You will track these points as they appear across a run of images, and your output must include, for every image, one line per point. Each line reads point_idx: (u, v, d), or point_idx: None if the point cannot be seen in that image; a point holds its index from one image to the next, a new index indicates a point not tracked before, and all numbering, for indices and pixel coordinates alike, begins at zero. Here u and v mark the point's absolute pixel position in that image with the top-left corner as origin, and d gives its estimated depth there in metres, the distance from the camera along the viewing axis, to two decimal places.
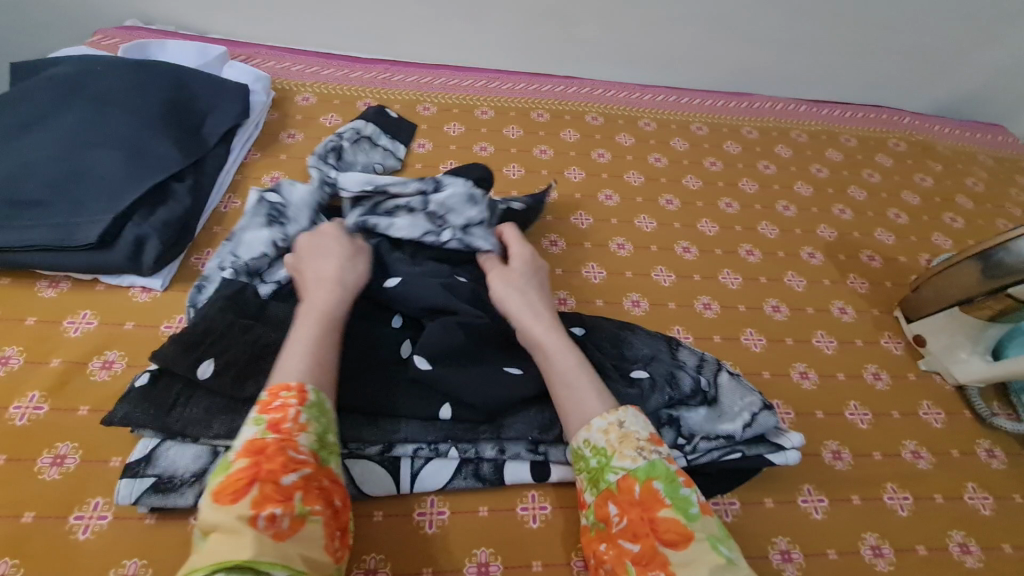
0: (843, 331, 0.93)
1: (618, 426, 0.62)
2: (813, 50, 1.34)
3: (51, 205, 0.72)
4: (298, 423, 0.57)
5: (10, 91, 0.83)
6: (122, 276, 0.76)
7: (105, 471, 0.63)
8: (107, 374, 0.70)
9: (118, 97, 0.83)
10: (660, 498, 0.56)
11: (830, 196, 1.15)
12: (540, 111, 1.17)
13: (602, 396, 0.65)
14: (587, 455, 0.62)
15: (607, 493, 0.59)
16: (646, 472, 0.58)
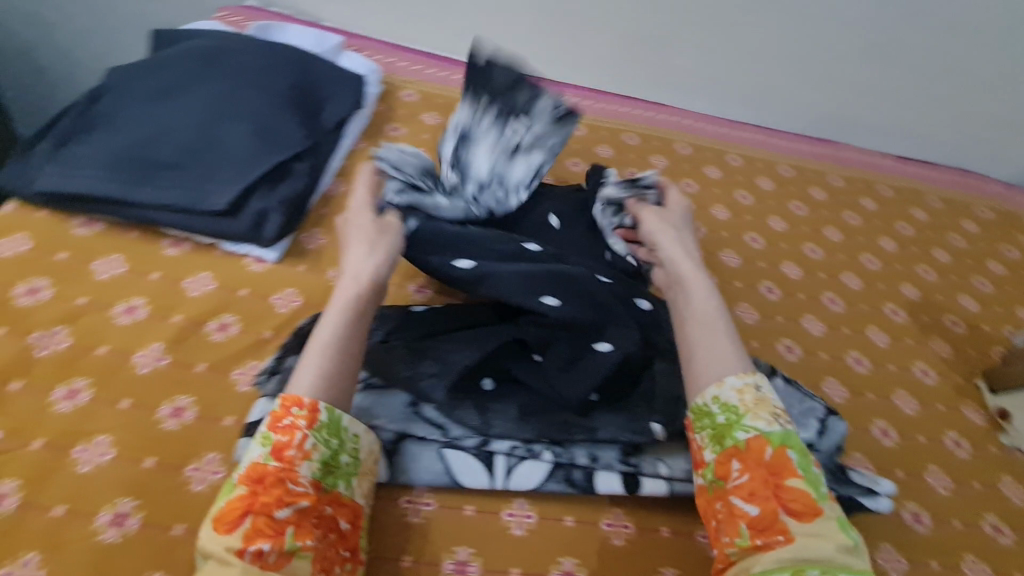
0: (978, 435, 0.80)
1: (755, 389, 0.56)
2: (943, 106, 1.26)
3: (185, 172, 0.75)
4: (301, 450, 0.51)
5: (156, 57, 0.85)
6: (244, 242, 0.75)
7: (220, 429, 0.60)
8: (222, 337, 0.67)
9: (249, 74, 0.85)
10: (794, 469, 0.52)
11: (955, 278, 1.02)
12: (632, 133, 1.11)
13: (739, 353, 0.60)
14: (714, 411, 0.56)
15: (731, 450, 0.54)
16: (781, 439, 0.53)
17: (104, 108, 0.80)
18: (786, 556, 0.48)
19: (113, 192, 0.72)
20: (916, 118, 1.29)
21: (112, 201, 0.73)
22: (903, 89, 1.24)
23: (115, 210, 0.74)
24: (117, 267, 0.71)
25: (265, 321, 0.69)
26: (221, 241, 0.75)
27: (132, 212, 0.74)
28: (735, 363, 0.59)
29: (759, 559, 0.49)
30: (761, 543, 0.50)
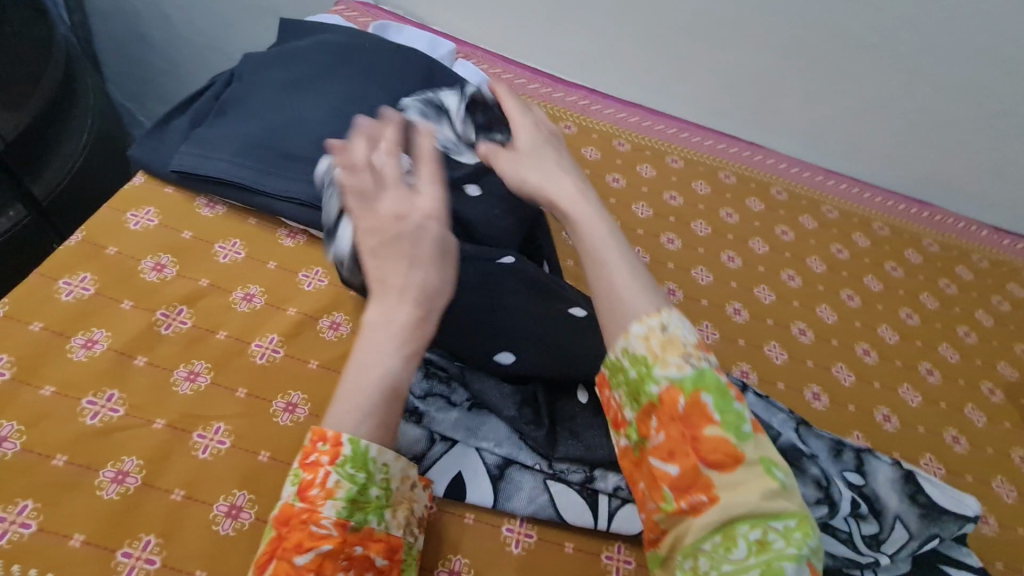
0: (1007, 513, 0.76)
1: (660, 331, 0.47)
2: (1004, 164, 1.21)
3: (314, 165, 0.73)
4: (324, 488, 0.45)
5: (284, 48, 0.85)
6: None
7: (231, 399, 0.59)
8: (246, 306, 0.66)
9: (384, 75, 0.83)
10: (709, 414, 0.44)
11: (997, 344, 0.98)
12: (675, 157, 1.09)
13: (655, 291, 0.50)
14: (624, 365, 0.48)
15: (647, 409, 0.46)
16: (693, 382, 0.45)
17: (239, 89, 0.78)
18: (712, 517, 0.42)
19: (239, 173, 0.71)
20: (975, 175, 1.24)
21: (242, 183, 0.71)
22: (964, 143, 1.19)
23: (239, 193, 0.72)
24: (150, 219, 0.69)
25: (289, 296, 0.68)
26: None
27: (261, 200, 0.72)
28: (654, 304, 0.48)
29: (688, 528, 0.43)
30: (686, 507, 0.43)
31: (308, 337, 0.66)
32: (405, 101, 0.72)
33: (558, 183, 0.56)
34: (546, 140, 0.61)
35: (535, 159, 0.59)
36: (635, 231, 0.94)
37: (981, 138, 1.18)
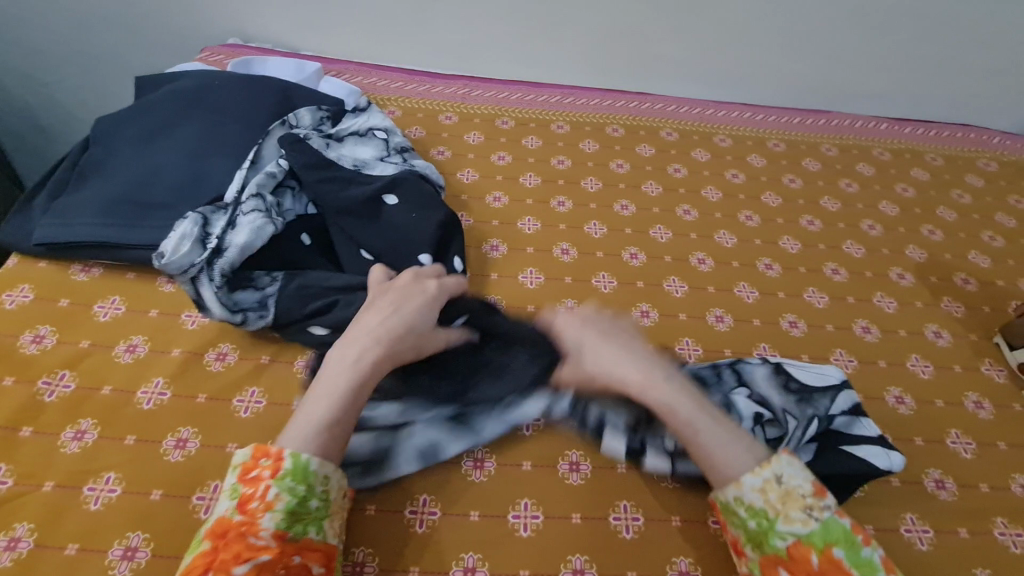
0: (923, 388, 0.76)
1: (775, 483, 0.54)
2: (892, 56, 1.21)
3: (176, 210, 0.74)
4: (265, 500, 0.50)
5: (137, 103, 0.85)
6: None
7: (120, 448, 0.60)
8: (129, 357, 0.67)
9: (237, 108, 0.84)
10: (845, 568, 0.50)
11: (903, 231, 0.98)
12: (561, 123, 1.10)
13: (749, 445, 0.57)
14: (742, 514, 0.55)
15: (774, 557, 0.53)
16: (821, 537, 0.51)
17: (96, 153, 0.79)
18: None
19: (100, 232, 0.72)
20: (866, 73, 1.24)
21: (106, 242, 0.72)
22: (846, 44, 1.20)
23: (108, 251, 0.73)
24: (25, 296, 0.71)
25: (172, 339, 0.69)
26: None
27: (131, 254, 0.73)
28: (749, 455, 0.56)
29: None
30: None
31: (194, 373, 0.67)
32: (268, 143, 0.79)
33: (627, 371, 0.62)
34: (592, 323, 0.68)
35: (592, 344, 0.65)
36: (525, 202, 0.95)
37: (861, 37, 1.18)
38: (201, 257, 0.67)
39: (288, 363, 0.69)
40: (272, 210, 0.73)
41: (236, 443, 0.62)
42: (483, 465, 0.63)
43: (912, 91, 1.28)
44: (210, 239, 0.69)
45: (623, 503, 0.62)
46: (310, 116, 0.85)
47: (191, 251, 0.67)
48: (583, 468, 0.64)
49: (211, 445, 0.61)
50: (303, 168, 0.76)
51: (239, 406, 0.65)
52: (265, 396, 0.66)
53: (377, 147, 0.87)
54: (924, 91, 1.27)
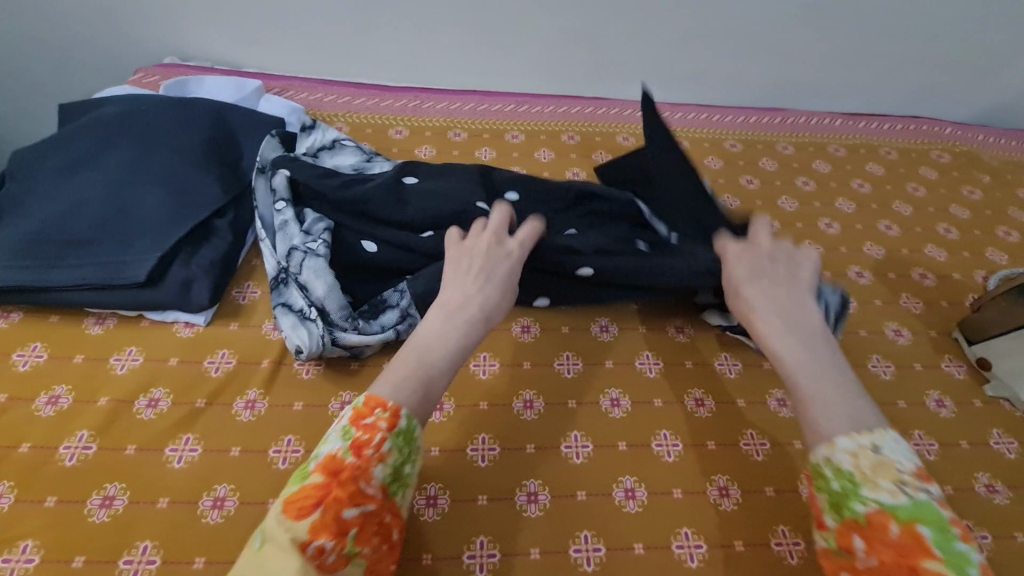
0: (885, 390, 0.76)
1: (871, 451, 0.47)
2: (843, 52, 1.22)
3: (102, 246, 0.70)
4: (380, 452, 0.48)
5: (57, 133, 0.81)
6: (168, 310, 0.71)
7: (39, 512, 0.56)
8: (51, 410, 0.63)
9: (166, 134, 0.80)
10: (929, 549, 0.43)
11: (860, 228, 0.98)
12: (515, 132, 1.08)
13: (859, 409, 0.50)
14: (826, 475, 0.48)
15: (851, 523, 0.46)
16: (910, 512, 0.44)
17: (13, 190, 0.75)
18: None
19: (15, 275, 0.67)
20: (819, 69, 1.24)
21: (23, 286, 0.67)
22: (797, 43, 1.20)
23: (26, 295, 0.68)
24: None
25: (99, 387, 0.65)
26: (145, 312, 0.71)
27: (53, 296, 0.68)
28: (854, 417, 0.49)
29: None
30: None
31: (123, 423, 0.62)
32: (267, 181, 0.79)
33: (761, 300, 0.58)
34: (749, 253, 0.62)
35: (739, 285, 0.60)
36: None
37: (812, 34, 1.18)
38: (322, 325, 0.67)
39: (226, 406, 0.65)
40: (312, 247, 0.72)
41: (168, 498, 0.58)
42: (436, 502, 0.61)
43: (865, 86, 1.28)
44: (307, 311, 0.69)
45: (583, 534, 0.60)
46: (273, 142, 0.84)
47: (306, 329, 0.67)
48: (541, 499, 0.62)
49: (141, 501, 0.57)
50: (312, 183, 0.76)
51: (172, 456, 0.60)
52: (200, 443, 0.62)
53: (355, 154, 0.86)
54: (877, 85, 1.28)
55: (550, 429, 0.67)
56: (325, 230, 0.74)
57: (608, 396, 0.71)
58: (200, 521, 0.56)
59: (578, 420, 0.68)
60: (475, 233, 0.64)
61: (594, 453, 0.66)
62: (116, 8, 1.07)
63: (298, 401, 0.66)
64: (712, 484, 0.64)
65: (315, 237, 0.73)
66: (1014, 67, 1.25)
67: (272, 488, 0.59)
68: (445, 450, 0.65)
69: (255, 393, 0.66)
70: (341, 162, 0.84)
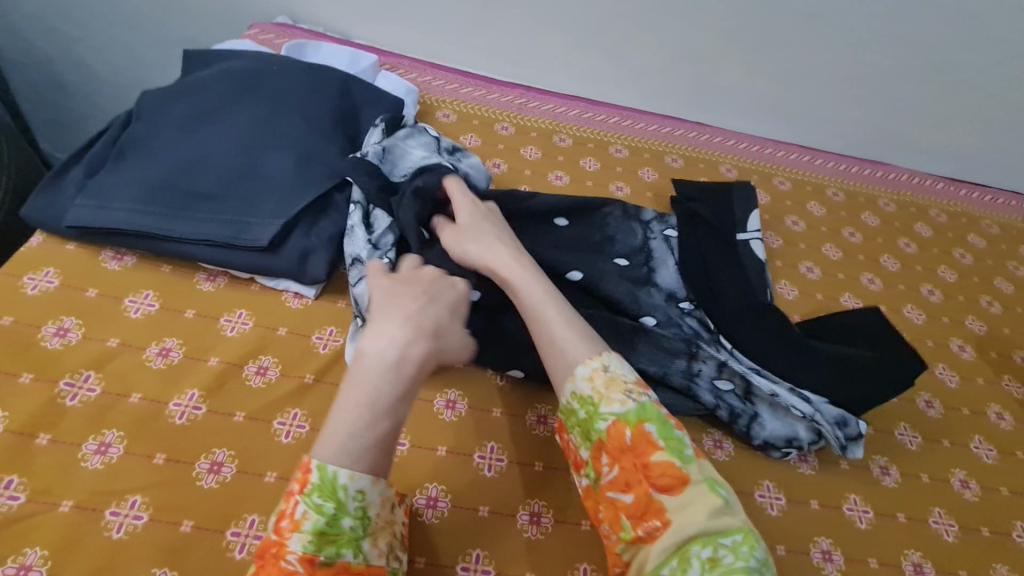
0: (988, 474, 0.73)
1: (603, 370, 0.55)
2: (955, 115, 1.19)
3: (224, 205, 0.68)
4: (294, 520, 0.45)
5: (183, 81, 0.79)
6: (281, 278, 0.69)
7: (148, 467, 0.54)
8: (162, 363, 0.61)
9: (292, 98, 0.78)
10: (653, 441, 0.52)
11: (962, 299, 0.95)
12: (619, 146, 1.06)
13: (590, 332, 0.58)
14: (574, 407, 0.55)
15: (598, 443, 0.54)
16: (636, 416, 0.53)
17: (138, 131, 0.73)
18: (669, 543, 0.48)
19: (140, 220, 0.66)
20: (927, 126, 1.21)
21: (145, 232, 0.66)
22: (908, 102, 1.17)
23: (146, 242, 0.67)
24: (50, 281, 0.65)
25: (210, 347, 0.63)
26: (257, 277, 0.69)
27: (171, 247, 0.67)
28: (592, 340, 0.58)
29: (648, 555, 0.49)
30: (643, 534, 0.50)
31: (231, 388, 0.61)
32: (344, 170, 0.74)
33: (496, 251, 0.63)
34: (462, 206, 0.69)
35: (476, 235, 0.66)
36: None
37: (931, 91, 1.15)
38: None
39: (333, 385, 0.63)
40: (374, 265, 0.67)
41: (276, 472, 0.56)
42: (540, 521, 0.59)
43: (970, 153, 1.25)
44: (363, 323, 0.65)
45: None
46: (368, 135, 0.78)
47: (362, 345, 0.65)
48: None
49: (249, 472, 0.56)
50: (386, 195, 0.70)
51: (280, 430, 0.59)
52: (308, 420, 0.60)
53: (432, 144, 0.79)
54: (982, 154, 1.25)
55: None
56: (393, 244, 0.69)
57: (711, 437, 0.68)
58: None
59: None
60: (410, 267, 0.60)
61: None
62: None
63: None
64: (816, 545, 0.63)
65: (382, 253, 0.68)
66: None
67: None
68: (547, 467, 0.63)
69: None
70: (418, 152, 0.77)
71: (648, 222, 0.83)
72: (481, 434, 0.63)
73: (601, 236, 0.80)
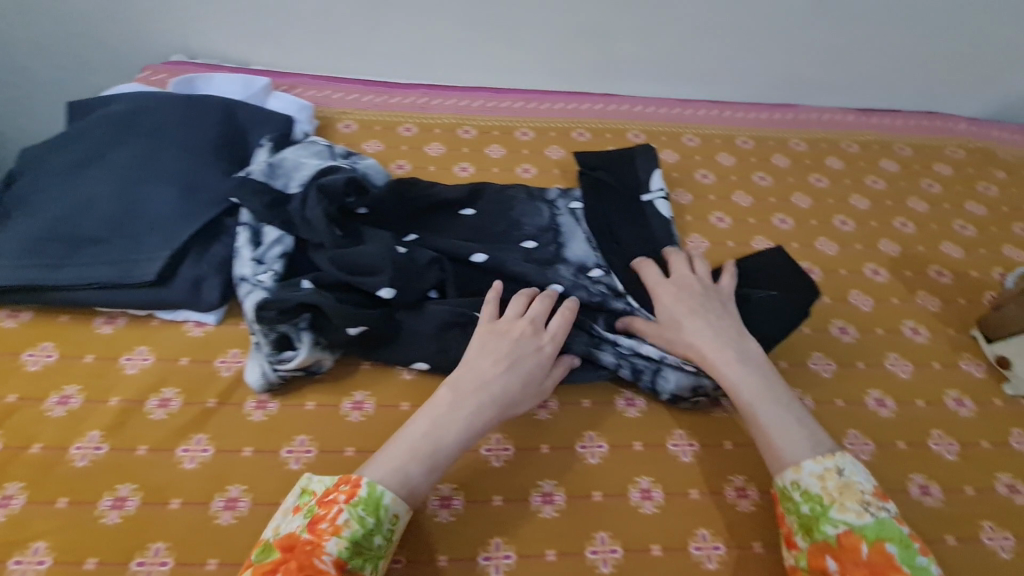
0: (980, 388, 0.75)
1: (837, 474, 0.56)
2: (913, 55, 1.19)
3: (109, 246, 0.69)
4: (334, 525, 0.50)
5: (66, 131, 0.81)
6: (179, 310, 0.70)
7: (166, 514, 0.56)
8: (163, 413, 0.63)
9: (174, 131, 0.79)
10: (895, 564, 0.51)
11: (935, 227, 0.98)
12: (582, 130, 1.08)
13: (815, 436, 0.60)
14: (796, 498, 0.57)
15: (823, 544, 0.54)
16: (875, 532, 0.53)
17: (25, 186, 0.75)
18: None
19: (29, 274, 0.67)
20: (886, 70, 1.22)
21: (34, 283, 0.67)
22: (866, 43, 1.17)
23: (33, 295, 0.68)
24: (48, 354, 0.67)
25: (205, 388, 0.65)
26: (155, 312, 0.70)
27: (62, 296, 0.68)
28: (810, 444, 0.59)
29: None
30: None
31: (233, 424, 0.63)
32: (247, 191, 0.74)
33: (696, 335, 0.67)
34: (687, 296, 0.72)
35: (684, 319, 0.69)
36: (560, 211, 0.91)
37: (884, 30, 1.15)
38: (263, 356, 0.64)
39: (334, 407, 0.65)
40: (262, 279, 0.67)
41: (290, 499, 0.58)
42: (553, 499, 0.63)
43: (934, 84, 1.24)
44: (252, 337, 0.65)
45: (701, 532, 0.62)
46: (263, 153, 0.80)
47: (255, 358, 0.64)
48: (654, 495, 0.64)
49: (265, 502, 0.58)
50: (271, 210, 0.73)
51: (289, 458, 0.61)
52: (315, 444, 0.62)
53: (322, 154, 0.82)
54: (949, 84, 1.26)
55: (653, 428, 0.70)
56: (280, 256, 0.70)
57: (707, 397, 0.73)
58: None
59: (682, 420, 0.71)
60: (515, 319, 0.67)
61: (701, 452, 0.68)
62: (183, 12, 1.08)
63: (405, 401, 0.67)
64: None
65: (268, 267, 0.69)
66: None
67: None
68: (557, 449, 0.67)
69: (362, 394, 0.67)
70: (311, 161, 0.80)
71: (553, 200, 0.89)
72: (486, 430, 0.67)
73: (510, 224, 0.84)
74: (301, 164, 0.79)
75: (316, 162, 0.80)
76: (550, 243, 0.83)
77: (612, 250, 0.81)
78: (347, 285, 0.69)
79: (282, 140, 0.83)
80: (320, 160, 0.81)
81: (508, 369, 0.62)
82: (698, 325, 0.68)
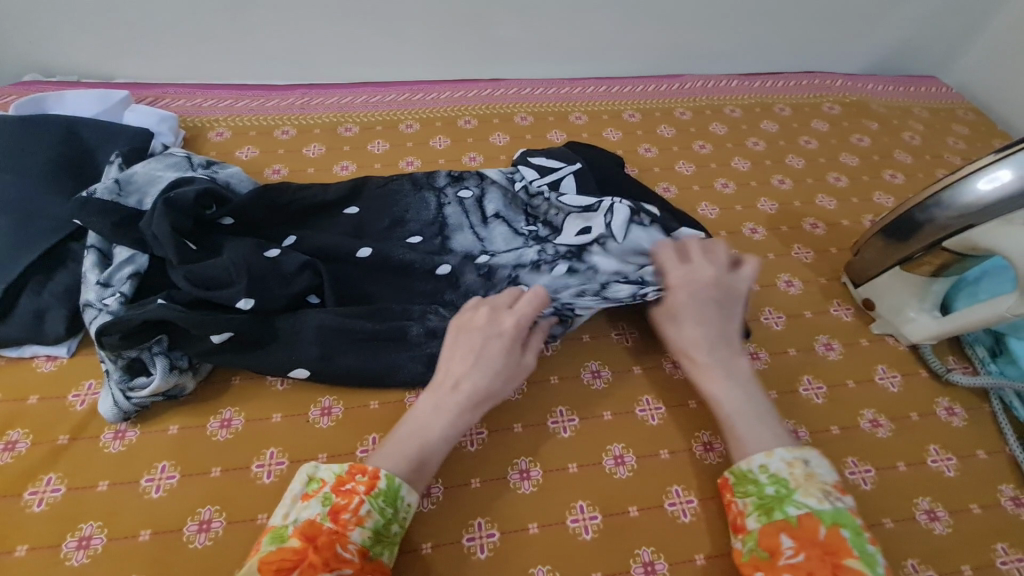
0: (848, 331, 0.78)
1: (803, 463, 0.55)
2: (793, 15, 1.20)
3: None
4: (357, 515, 0.51)
5: None
6: (25, 345, 0.66)
7: (10, 562, 0.53)
8: (8, 457, 0.60)
9: (7, 159, 0.75)
10: (848, 547, 0.49)
11: (811, 181, 1.02)
12: (467, 118, 1.07)
13: (782, 432, 0.58)
14: (760, 480, 0.55)
15: (780, 524, 0.52)
16: (833, 516, 0.51)
17: None
18: None
19: None
20: (766, 37, 1.24)
21: None
22: (743, 18, 1.19)
23: None
24: None
25: (56, 426, 0.62)
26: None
27: None
28: (780, 438, 0.58)
29: None
30: None
31: (90, 459, 0.60)
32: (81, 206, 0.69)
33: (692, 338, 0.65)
34: (699, 292, 0.66)
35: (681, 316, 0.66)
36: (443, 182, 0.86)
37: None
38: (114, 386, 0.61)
39: (201, 428, 0.63)
40: (107, 303, 0.65)
41: (150, 529, 0.56)
42: (431, 492, 0.61)
43: (814, 48, 1.28)
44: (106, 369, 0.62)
45: (579, 504, 0.60)
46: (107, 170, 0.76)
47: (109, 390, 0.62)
48: (534, 474, 0.62)
49: (120, 535, 0.55)
50: (115, 229, 0.68)
51: (149, 487, 0.58)
52: (177, 470, 0.60)
53: (179, 165, 0.78)
54: (828, 48, 1.29)
55: (536, 407, 0.67)
56: (130, 276, 0.67)
57: (588, 368, 0.71)
58: (187, 547, 0.55)
59: (560, 395, 0.68)
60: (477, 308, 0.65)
61: (581, 425, 0.66)
62: (31, 30, 1.02)
63: (275, 413, 0.65)
64: (697, 439, 0.66)
65: (115, 289, 0.66)
66: (963, 23, 1.27)
67: (257, 503, 0.58)
68: None
69: (230, 410, 0.65)
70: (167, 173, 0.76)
71: (442, 188, 0.83)
72: (362, 429, 0.65)
73: (390, 219, 0.81)
74: (151, 177, 0.75)
75: (172, 174, 0.76)
76: (435, 236, 0.79)
77: (496, 237, 0.79)
78: (204, 300, 0.66)
79: (132, 155, 0.79)
80: (174, 172, 0.76)
81: (484, 357, 0.61)
82: (694, 330, 0.65)
